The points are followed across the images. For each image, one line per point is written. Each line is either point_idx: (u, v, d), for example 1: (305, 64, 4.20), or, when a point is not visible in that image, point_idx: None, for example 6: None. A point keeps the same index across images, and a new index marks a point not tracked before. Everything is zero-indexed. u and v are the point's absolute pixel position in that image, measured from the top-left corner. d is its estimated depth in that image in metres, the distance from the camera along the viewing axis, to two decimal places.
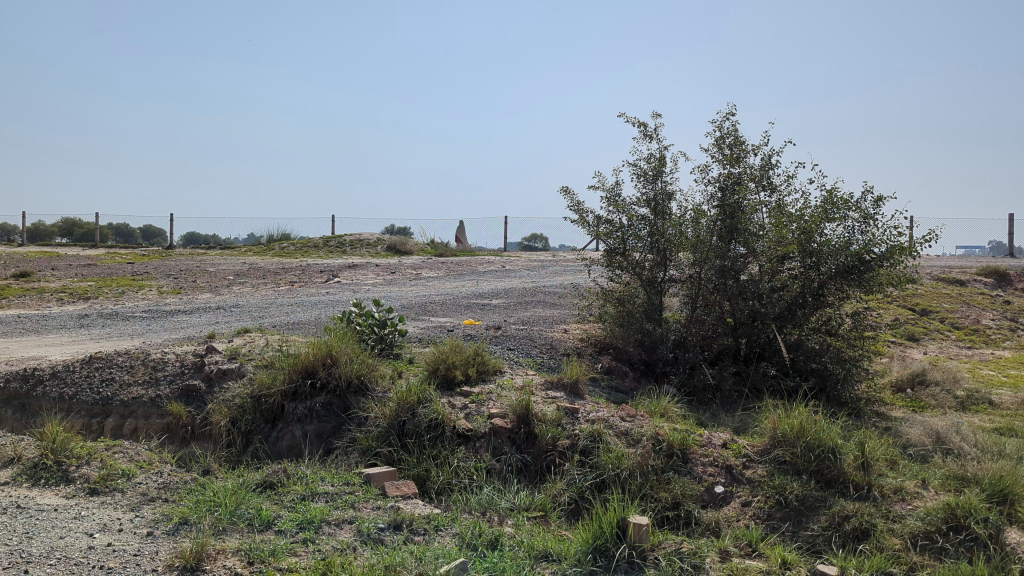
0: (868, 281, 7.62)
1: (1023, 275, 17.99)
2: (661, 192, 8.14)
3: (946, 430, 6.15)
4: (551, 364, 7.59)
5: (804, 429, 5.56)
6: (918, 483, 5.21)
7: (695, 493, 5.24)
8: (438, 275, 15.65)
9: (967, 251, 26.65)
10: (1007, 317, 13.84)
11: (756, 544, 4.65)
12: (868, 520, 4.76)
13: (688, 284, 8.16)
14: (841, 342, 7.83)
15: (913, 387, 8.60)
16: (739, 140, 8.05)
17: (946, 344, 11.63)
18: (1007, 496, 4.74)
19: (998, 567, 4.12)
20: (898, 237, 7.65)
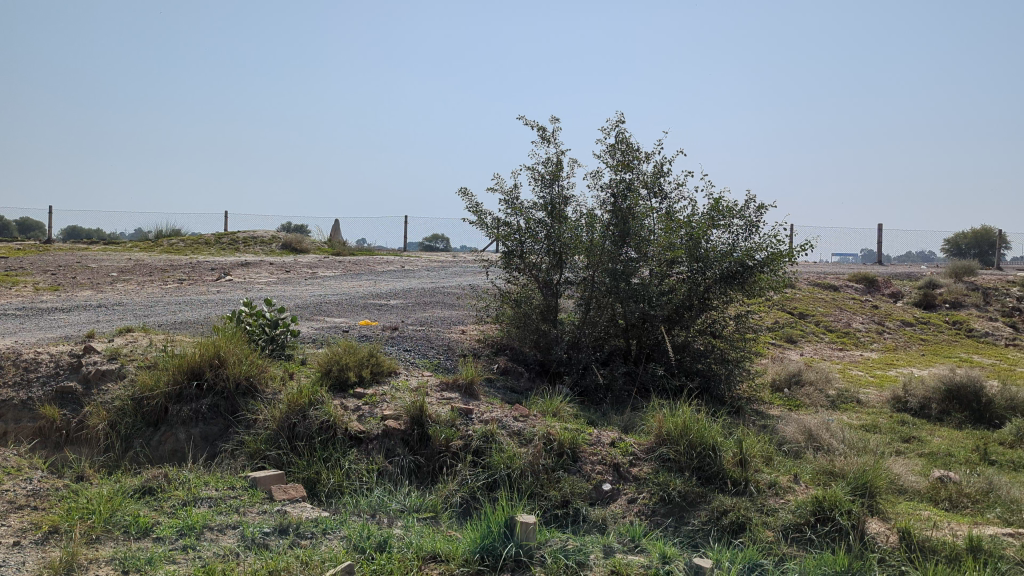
0: (749, 286, 8.01)
1: (890, 282, 19.17)
2: (558, 196, 8.20)
3: (817, 426, 6.50)
4: (447, 365, 7.60)
5: (687, 426, 5.77)
6: (790, 478, 5.51)
7: (583, 491, 5.36)
8: (334, 274, 15.42)
9: (842, 258, 28.17)
10: (875, 320, 14.73)
11: (639, 540, 4.79)
12: (744, 515, 4.96)
13: (583, 287, 8.27)
14: (725, 343, 8.20)
15: (790, 387, 9.03)
16: (631, 147, 8.26)
17: (821, 346, 12.28)
18: (870, 488, 5.05)
19: (858, 555, 4.39)
20: (778, 245, 8.05)
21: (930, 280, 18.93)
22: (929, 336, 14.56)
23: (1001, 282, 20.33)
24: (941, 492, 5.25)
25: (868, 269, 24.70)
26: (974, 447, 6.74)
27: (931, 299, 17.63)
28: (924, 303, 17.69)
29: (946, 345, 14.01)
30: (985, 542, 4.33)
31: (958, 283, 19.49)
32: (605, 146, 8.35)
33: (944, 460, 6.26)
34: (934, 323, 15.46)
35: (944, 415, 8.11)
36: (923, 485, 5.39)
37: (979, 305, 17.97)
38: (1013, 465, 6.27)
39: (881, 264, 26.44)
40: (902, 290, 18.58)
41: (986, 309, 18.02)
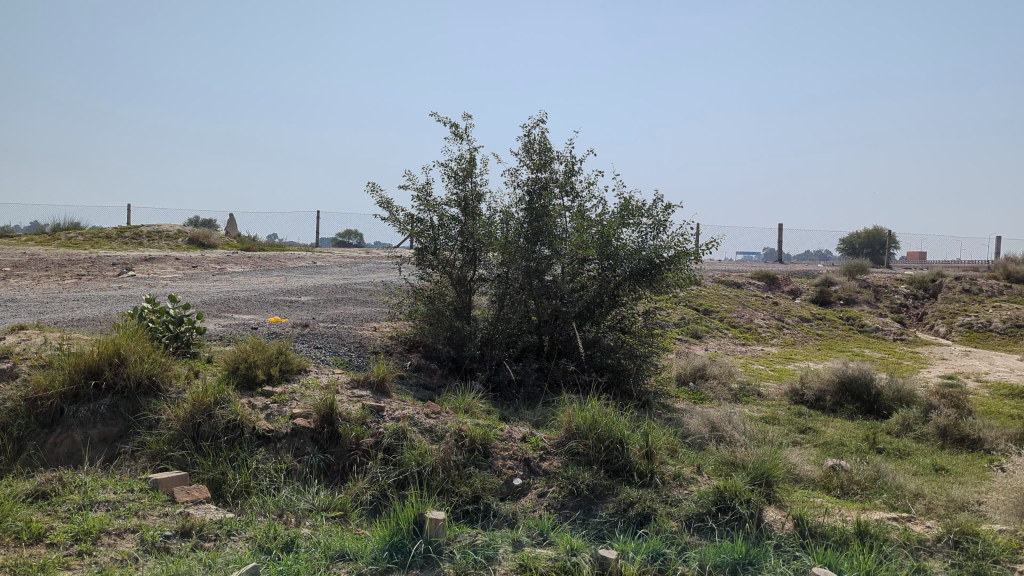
0: (657, 282, 8.23)
1: (790, 280, 19.96)
2: (472, 192, 8.17)
3: (720, 419, 6.72)
4: (358, 362, 7.52)
5: (595, 421, 5.87)
6: (693, 469, 5.70)
7: (494, 486, 5.38)
8: (243, 270, 15.05)
9: (746, 256, 29.20)
10: (775, 316, 15.32)
11: (547, 533, 4.85)
12: (649, 506, 5.08)
13: (496, 283, 8.23)
14: (634, 339, 8.39)
15: (695, 380, 9.29)
16: (546, 147, 8.32)
17: (725, 341, 12.70)
18: (769, 478, 5.25)
19: (756, 543, 4.55)
20: (684, 243, 8.33)
21: (827, 278, 19.79)
22: (825, 332, 15.22)
23: (891, 280, 21.44)
24: (834, 480, 5.50)
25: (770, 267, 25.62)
26: (864, 436, 7.09)
27: (827, 296, 18.45)
28: (821, 300, 18.49)
29: (840, 340, 14.68)
30: (873, 527, 4.56)
31: (851, 280, 20.45)
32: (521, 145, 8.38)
33: (836, 449, 6.57)
34: (829, 319, 16.19)
35: (838, 407, 8.49)
36: (817, 473, 5.64)
37: (870, 301, 18.92)
38: (898, 453, 6.63)
39: (782, 262, 27.45)
40: (801, 287, 19.36)
41: (878, 306, 18.96)
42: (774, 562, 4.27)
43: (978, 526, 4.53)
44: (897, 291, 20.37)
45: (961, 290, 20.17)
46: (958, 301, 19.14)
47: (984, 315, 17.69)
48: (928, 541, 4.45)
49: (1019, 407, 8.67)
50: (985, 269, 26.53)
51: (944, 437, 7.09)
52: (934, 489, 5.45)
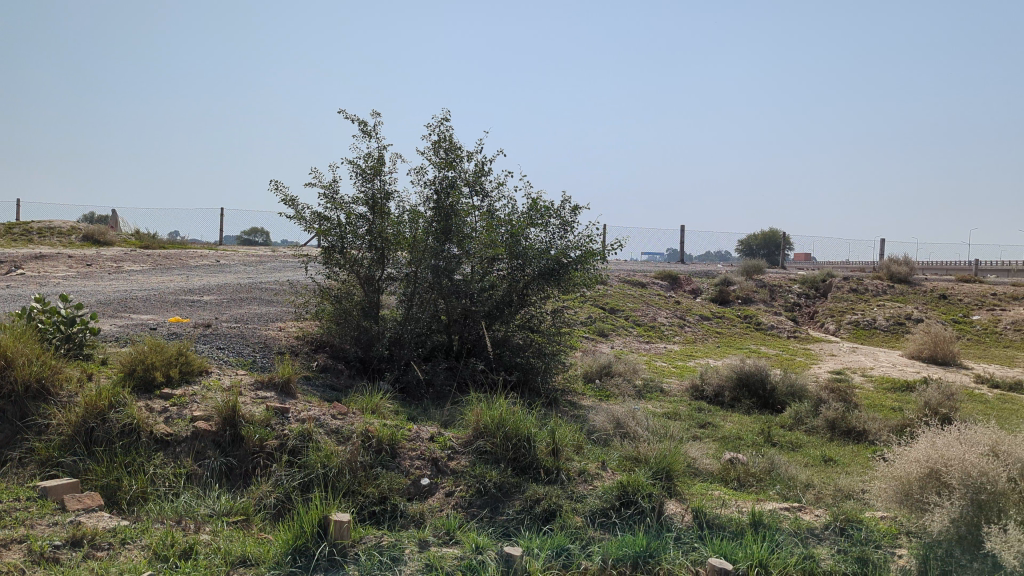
0: (565, 281, 8.37)
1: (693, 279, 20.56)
2: (380, 191, 8.11)
3: (624, 415, 6.87)
4: (263, 363, 7.36)
5: (503, 419, 5.93)
6: (598, 465, 5.82)
7: (401, 487, 5.35)
8: (141, 268, 14.50)
9: (650, 256, 29.96)
10: (678, 314, 15.76)
11: (453, 532, 4.87)
12: (555, 502, 5.16)
13: (405, 282, 8.23)
14: (542, 337, 8.51)
15: (601, 378, 9.47)
16: (454, 145, 8.37)
17: (630, 339, 12.98)
18: (670, 472, 5.41)
19: (657, 535, 4.67)
20: (589, 244, 8.54)
21: (726, 278, 20.48)
22: (724, 329, 15.76)
23: (786, 280, 22.38)
24: (731, 473, 5.71)
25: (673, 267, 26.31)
26: (759, 430, 7.38)
27: (727, 295, 19.10)
28: (721, 299, 19.11)
29: (738, 337, 15.23)
30: (766, 517, 4.76)
31: (748, 280, 21.24)
32: (429, 143, 8.39)
33: (734, 443, 6.82)
34: (728, 317, 16.76)
35: (736, 402, 8.80)
36: (716, 467, 5.84)
37: (766, 301, 19.70)
38: (791, 445, 6.93)
39: (684, 262, 28.24)
40: (702, 286, 19.97)
41: (773, 305, 19.75)
42: (673, 553, 4.40)
43: (861, 513, 4.80)
44: (791, 290, 21.27)
45: (850, 289, 21.21)
46: (847, 300, 20.12)
47: (870, 313, 18.66)
48: (816, 529, 4.68)
49: (900, 400, 9.20)
50: (871, 269, 27.97)
51: (833, 429, 7.46)
52: (822, 479, 5.72)
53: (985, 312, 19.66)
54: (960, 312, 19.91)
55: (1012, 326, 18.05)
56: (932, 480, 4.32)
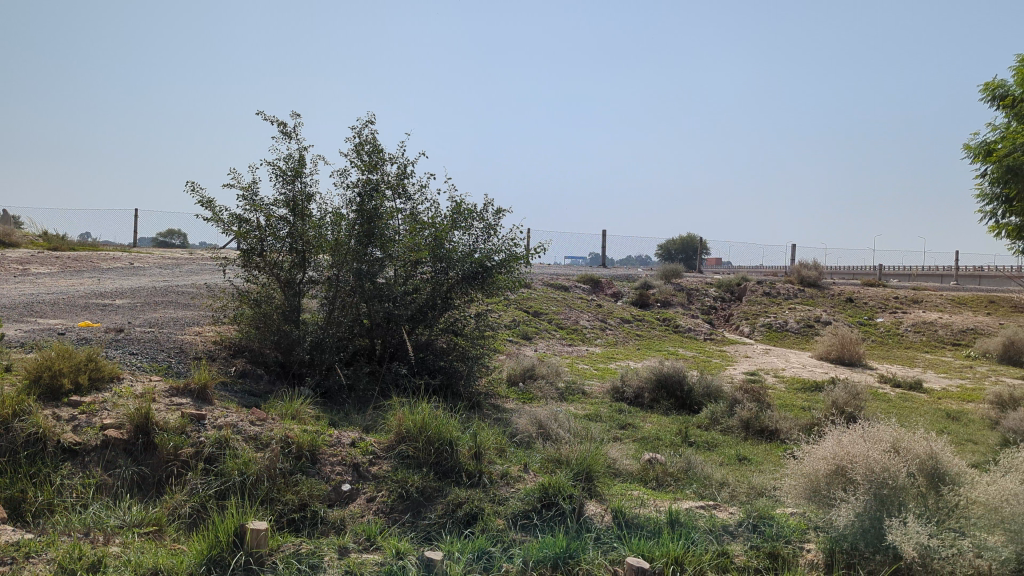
0: (489, 286, 8.47)
1: (614, 283, 20.89)
2: (301, 193, 7.99)
3: (547, 418, 6.94)
4: (178, 369, 7.16)
5: (425, 423, 5.92)
6: (520, 468, 5.86)
7: (322, 493, 5.27)
8: (47, 270, 13.92)
9: (573, 259, 30.33)
10: (599, 317, 16.01)
11: (374, 538, 4.83)
12: (477, 506, 5.17)
13: (327, 286, 8.14)
14: (466, 341, 8.56)
15: (524, 380, 9.53)
16: (377, 148, 8.29)
17: (552, 341, 13.11)
18: (590, 474, 5.49)
19: (577, 536, 4.73)
20: (513, 247, 8.63)
21: (646, 282, 20.87)
22: (644, 332, 16.06)
23: (703, 283, 22.95)
24: (649, 473, 5.83)
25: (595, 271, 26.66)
26: (677, 430, 7.56)
27: (647, 298, 19.49)
28: (641, 302, 19.48)
29: (657, 340, 15.54)
30: (682, 515, 4.87)
31: (667, 284, 21.72)
32: (351, 146, 8.30)
33: (652, 443, 6.96)
34: (648, 320, 17.10)
35: (655, 403, 8.99)
36: (635, 467, 5.96)
37: (684, 304, 20.17)
38: (707, 445, 7.11)
39: (606, 266, 28.69)
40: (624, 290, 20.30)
41: (691, 308, 20.23)
42: (593, 554, 4.46)
43: (773, 510, 4.96)
44: (708, 294, 21.82)
45: (763, 293, 21.91)
46: (761, 304, 20.76)
47: (782, 315, 19.31)
48: (731, 526, 4.81)
49: (809, 399, 9.55)
50: (783, 273, 28.95)
51: (747, 429, 7.69)
52: (736, 477, 5.89)
53: (889, 314, 20.58)
54: (866, 314, 20.78)
55: (913, 329, 18.95)
56: (838, 476, 4.50)
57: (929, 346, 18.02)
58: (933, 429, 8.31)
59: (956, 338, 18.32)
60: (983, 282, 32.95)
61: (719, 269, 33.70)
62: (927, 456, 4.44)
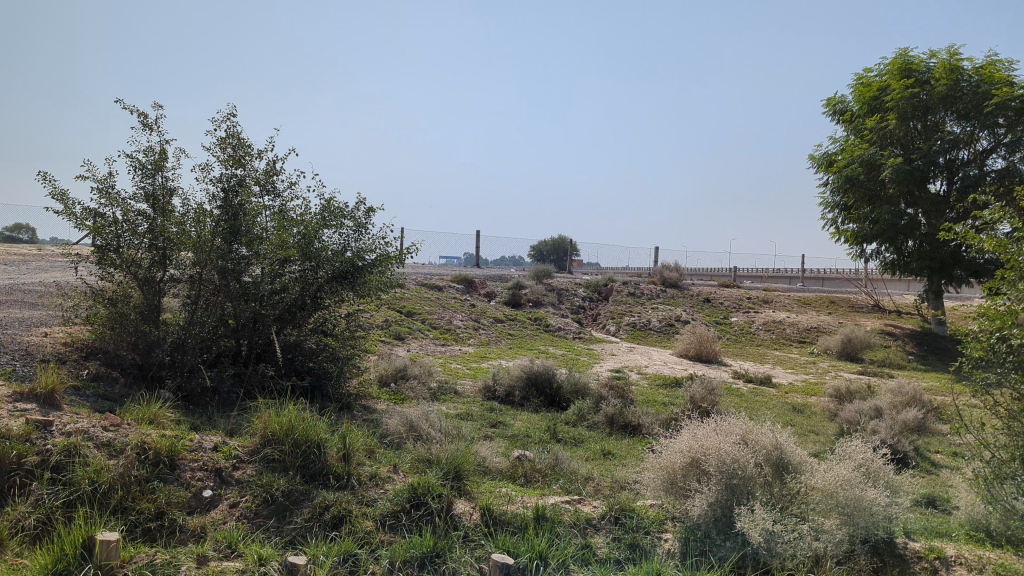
0: (360, 285, 8.48)
1: (488, 284, 21.05)
2: (163, 188, 7.61)
3: (417, 418, 6.92)
4: (22, 372, 6.69)
5: (292, 426, 5.80)
6: (390, 469, 5.83)
7: (181, 500, 5.04)
8: None
9: (448, 258, 30.37)
10: (472, 317, 16.09)
11: (236, 545, 4.67)
12: (345, 508, 5.06)
13: (189, 284, 7.79)
14: (336, 341, 8.48)
15: (396, 381, 9.47)
16: (242, 142, 8.06)
17: (425, 341, 13.08)
18: (460, 473, 5.52)
19: (444, 534, 4.72)
20: (382, 246, 8.78)
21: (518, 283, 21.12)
22: (515, 331, 16.24)
23: (574, 284, 23.48)
24: (518, 470, 5.92)
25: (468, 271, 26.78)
26: (546, 427, 7.72)
27: (519, 298, 19.74)
28: (513, 302, 19.72)
29: (529, 339, 15.77)
30: (548, 510, 4.95)
31: (539, 284, 22.09)
32: (215, 139, 7.99)
33: (522, 441, 7.08)
34: (520, 319, 17.33)
35: (525, 401, 9.13)
36: (504, 464, 6.04)
37: (554, 304, 20.57)
38: (574, 441, 7.30)
39: (480, 267, 28.88)
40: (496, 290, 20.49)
41: (561, 307, 20.66)
42: (459, 552, 4.50)
43: (633, 503, 5.14)
44: (577, 294, 22.33)
45: (630, 293, 22.65)
46: (626, 304, 21.45)
47: (645, 315, 20.00)
48: (594, 519, 4.94)
49: (670, 395, 9.96)
50: (649, 274, 30.03)
51: (612, 424, 7.94)
52: (601, 472, 6.09)
53: (743, 314, 21.72)
54: (722, 313, 21.86)
55: (764, 328, 20.12)
56: (693, 468, 4.73)
57: (778, 344, 19.11)
58: (779, 422, 8.84)
59: (802, 335, 19.52)
60: (824, 284, 35.24)
61: (588, 271, 34.55)
62: (772, 447, 4.70)
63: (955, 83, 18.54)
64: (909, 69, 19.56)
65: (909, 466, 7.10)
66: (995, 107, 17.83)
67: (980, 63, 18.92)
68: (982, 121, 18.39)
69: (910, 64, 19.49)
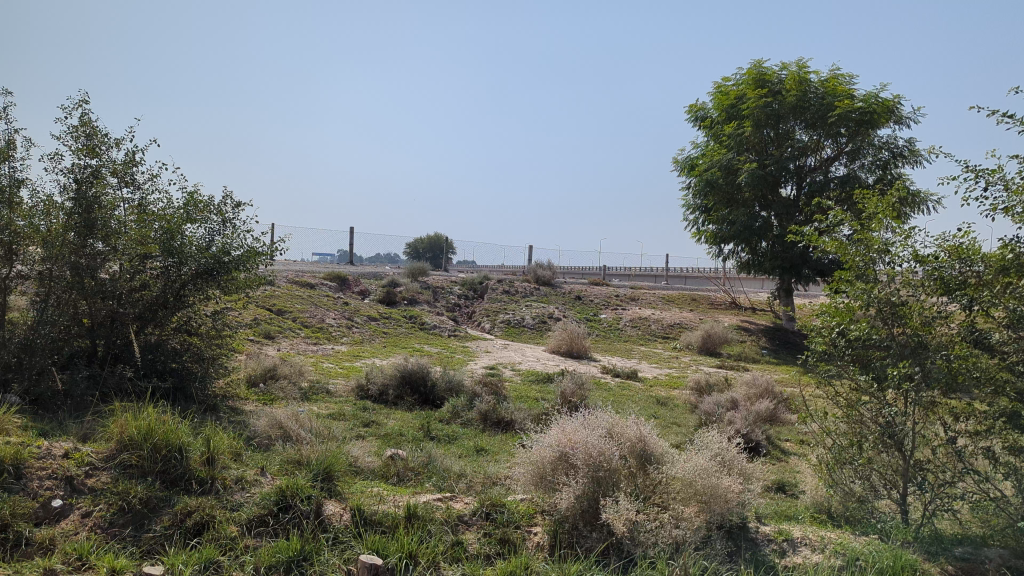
0: (225, 282, 8.22)
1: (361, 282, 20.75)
2: (9, 179, 7.08)
3: (287, 419, 6.75)
4: None
5: (151, 429, 5.52)
6: (257, 471, 5.66)
7: (27, 511, 4.64)
8: None
9: (321, 256, 29.74)
10: (345, 315, 15.82)
11: (88, 557, 4.40)
12: (208, 513, 4.88)
13: (38, 282, 7.24)
14: (201, 341, 8.22)
15: (265, 381, 9.20)
16: (97, 131, 7.64)
17: (296, 340, 12.76)
18: (330, 474, 5.42)
19: (312, 538, 4.62)
20: (248, 241, 8.51)
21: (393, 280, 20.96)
22: (390, 330, 16.10)
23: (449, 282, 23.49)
24: (391, 469, 5.88)
25: (342, 267, 26.32)
26: (420, 425, 7.69)
27: (394, 296, 19.58)
28: (387, 300, 19.54)
29: (403, 337, 15.67)
30: (420, 508, 4.91)
31: (414, 282, 21.98)
32: (67, 127, 7.51)
33: (395, 440, 7.03)
34: (394, 317, 17.19)
35: (399, 399, 9.07)
36: (377, 464, 5.98)
37: (429, 302, 20.52)
38: (447, 438, 7.31)
39: (354, 264, 28.43)
40: (370, 288, 20.25)
41: (436, 306, 20.64)
42: (327, 554, 4.43)
43: (504, 498, 5.19)
44: (453, 291, 22.36)
45: (504, 291, 22.89)
46: (501, 301, 21.67)
47: (519, 312, 20.27)
48: (465, 515, 4.95)
49: (542, 390, 10.15)
50: (523, 273, 30.44)
51: (485, 420, 8.01)
52: (472, 468, 6.14)
53: (612, 311, 22.37)
54: (592, 310, 22.43)
55: (631, 325, 20.81)
56: (561, 462, 4.81)
57: (644, 339, 19.78)
58: (644, 415, 9.18)
59: (666, 331, 20.31)
60: (688, 283, 36.76)
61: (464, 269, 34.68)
62: (636, 439, 4.87)
63: (803, 95, 19.73)
64: (763, 80, 20.68)
65: (760, 454, 7.53)
66: (837, 118, 19.14)
67: (825, 77, 20.20)
68: (826, 131, 19.67)
69: (763, 75, 20.59)
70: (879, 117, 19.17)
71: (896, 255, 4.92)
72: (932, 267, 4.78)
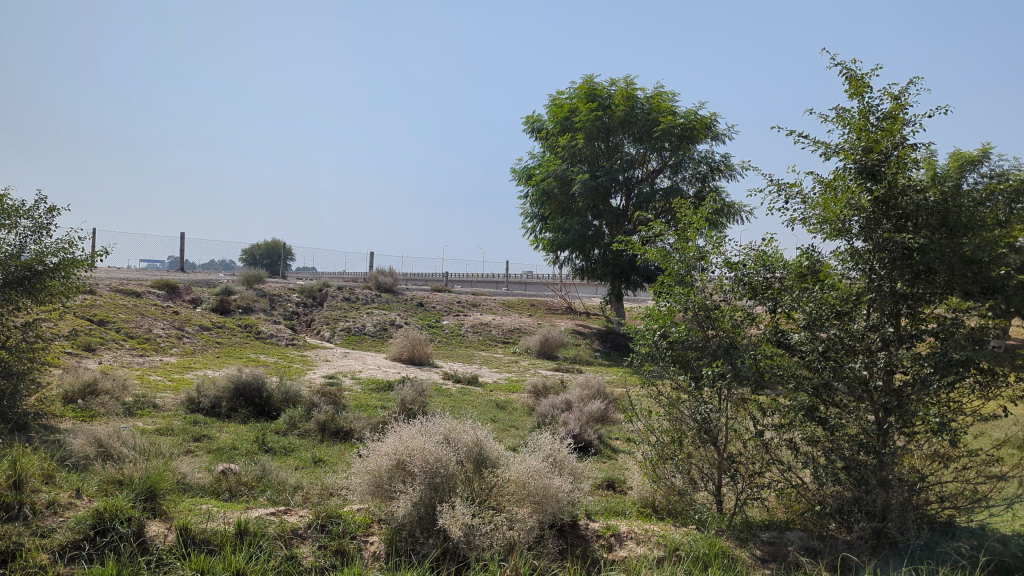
0: (39, 291, 7.62)
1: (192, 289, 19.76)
2: None
3: (106, 436, 6.36)
4: None
5: None
6: (71, 494, 5.27)
7: None
8: None
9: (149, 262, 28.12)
10: (175, 325, 15.03)
11: None
12: (15, 540, 4.42)
13: None
14: (8, 353, 7.44)
15: (85, 398, 8.58)
16: None
17: (120, 353, 11.98)
18: (153, 493, 5.12)
19: (130, 561, 4.35)
20: (66, 248, 7.91)
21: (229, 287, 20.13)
22: (224, 340, 15.45)
23: (289, 290, 22.83)
24: (222, 484, 5.66)
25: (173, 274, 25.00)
26: (255, 437, 7.46)
27: (227, 304, 18.80)
28: (221, 309, 18.73)
29: (238, 347, 15.08)
30: (252, 524, 4.75)
31: (250, 290, 21.20)
32: None
33: (228, 453, 6.77)
34: (228, 327, 16.50)
35: (232, 411, 8.73)
36: (206, 479, 5.74)
37: (266, 311, 19.89)
38: (284, 449, 7.12)
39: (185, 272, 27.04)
40: (204, 296, 19.35)
41: (274, 314, 20.00)
42: None
43: (340, 508, 5.10)
44: (293, 300, 21.74)
45: (345, 298, 22.50)
46: (342, 309, 21.30)
47: (361, 319, 19.99)
48: (300, 528, 4.83)
49: (382, 398, 10.06)
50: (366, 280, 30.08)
51: (323, 430, 7.87)
52: (308, 480, 6.02)
53: (455, 317, 22.51)
54: (435, 316, 22.48)
55: (473, 330, 21.07)
56: (398, 469, 4.79)
57: (485, 344, 20.03)
58: (484, 419, 9.32)
59: (507, 336, 20.72)
60: (529, 288, 37.69)
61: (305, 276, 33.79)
62: (472, 444, 4.94)
63: (631, 110, 20.75)
64: (594, 94, 21.52)
65: (590, 453, 7.82)
66: (661, 133, 20.28)
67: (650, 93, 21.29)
68: (651, 144, 20.78)
69: (594, 90, 21.46)
70: (698, 133, 20.52)
71: (711, 262, 5.25)
72: (741, 273, 5.15)
